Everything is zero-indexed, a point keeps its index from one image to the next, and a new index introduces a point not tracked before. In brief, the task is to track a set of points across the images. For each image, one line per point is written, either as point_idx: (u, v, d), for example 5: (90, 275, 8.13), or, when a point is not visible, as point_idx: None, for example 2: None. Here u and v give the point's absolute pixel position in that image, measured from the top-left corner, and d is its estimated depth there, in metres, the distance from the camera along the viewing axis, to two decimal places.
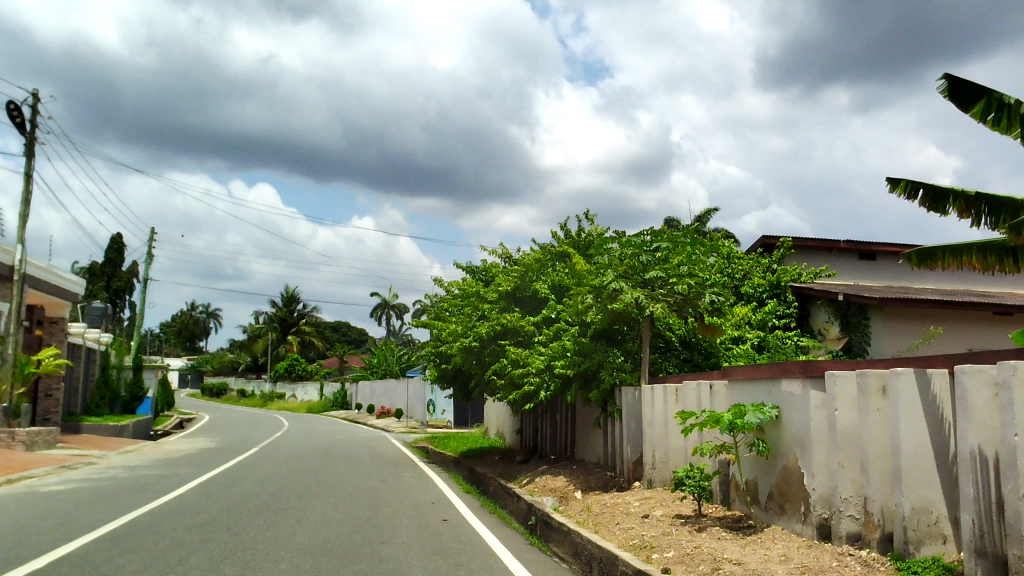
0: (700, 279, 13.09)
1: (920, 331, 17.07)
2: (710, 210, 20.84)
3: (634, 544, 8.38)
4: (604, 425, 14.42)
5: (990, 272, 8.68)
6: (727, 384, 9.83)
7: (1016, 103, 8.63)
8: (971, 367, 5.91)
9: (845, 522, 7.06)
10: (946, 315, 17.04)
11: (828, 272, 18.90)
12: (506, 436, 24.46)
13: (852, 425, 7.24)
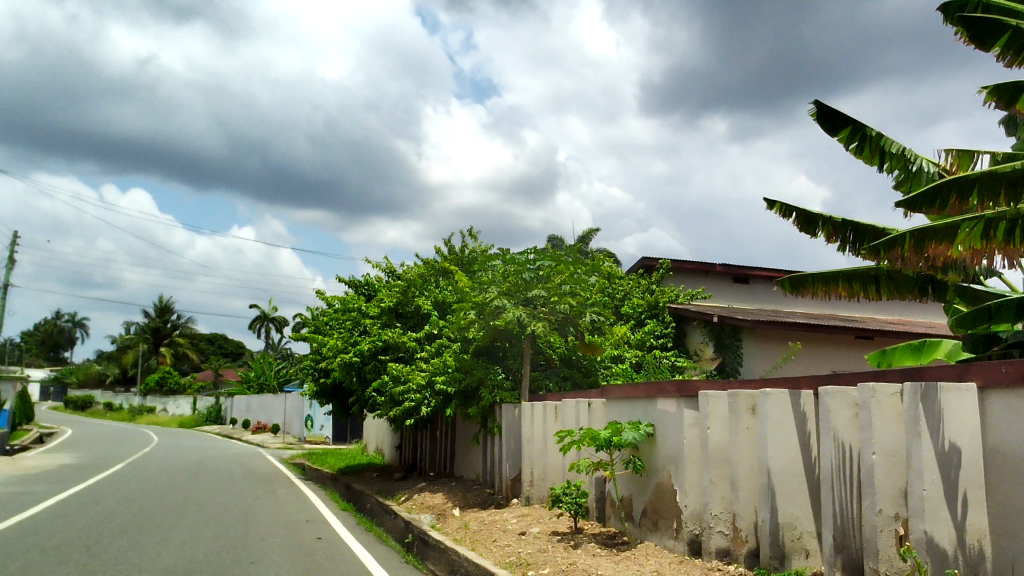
0: (581, 299, 13.31)
1: (783, 348, 17.48)
2: (592, 231, 21.17)
3: (510, 561, 8.39)
4: (483, 441, 14.47)
5: (855, 299, 8.96)
6: (605, 402, 10.00)
7: (879, 137, 8.91)
8: (834, 389, 6.20)
9: (715, 538, 7.25)
10: (806, 336, 17.64)
11: (703, 295, 19.47)
12: (385, 453, 24.23)
13: (722, 444, 7.45)
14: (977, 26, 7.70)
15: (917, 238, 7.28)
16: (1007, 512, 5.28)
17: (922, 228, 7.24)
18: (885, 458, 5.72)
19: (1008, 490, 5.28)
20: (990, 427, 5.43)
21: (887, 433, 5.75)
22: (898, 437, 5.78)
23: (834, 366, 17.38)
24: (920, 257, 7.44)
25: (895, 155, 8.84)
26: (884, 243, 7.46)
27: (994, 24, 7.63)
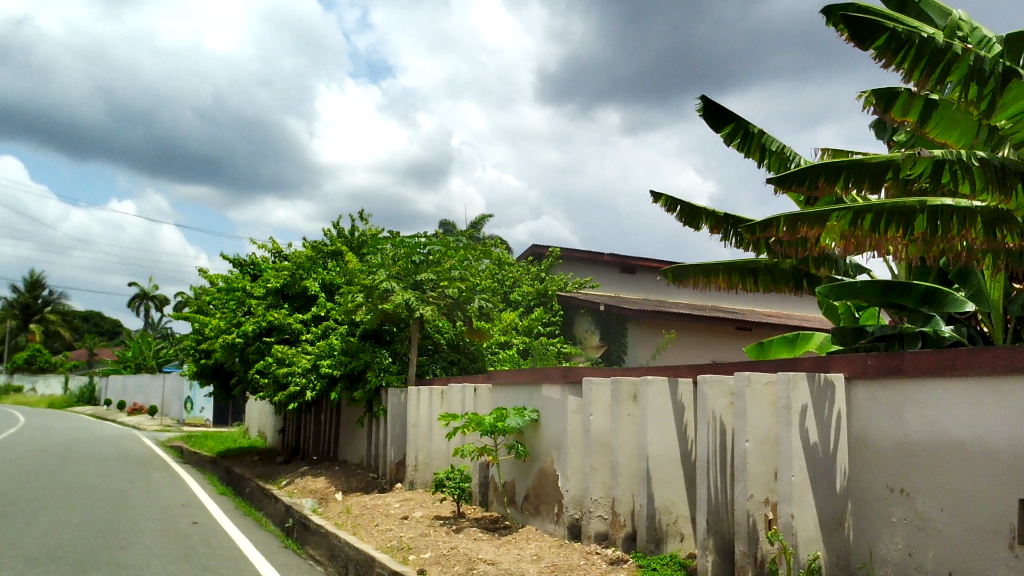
0: (470, 285, 13.38)
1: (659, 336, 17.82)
2: (487, 216, 21.28)
3: (392, 546, 8.34)
4: (368, 425, 14.39)
5: (735, 291, 9.10)
6: (491, 388, 10.07)
7: (759, 134, 8.99)
8: (711, 378, 6.39)
9: (594, 522, 7.40)
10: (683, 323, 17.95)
11: (591, 284, 19.76)
12: (268, 436, 23.78)
13: (604, 431, 7.58)
14: (854, 21, 5.85)
15: (788, 221, 6.23)
16: (869, 497, 5.57)
17: (796, 211, 6.19)
18: (758, 445, 5.91)
19: (870, 474, 5.59)
20: (856, 415, 5.74)
21: (759, 422, 5.94)
22: (770, 425, 5.99)
23: (708, 355, 17.79)
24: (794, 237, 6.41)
25: (775, 154, 8.81)
26: (756, 223, 6.38)
27: (877, 22, 5.79)
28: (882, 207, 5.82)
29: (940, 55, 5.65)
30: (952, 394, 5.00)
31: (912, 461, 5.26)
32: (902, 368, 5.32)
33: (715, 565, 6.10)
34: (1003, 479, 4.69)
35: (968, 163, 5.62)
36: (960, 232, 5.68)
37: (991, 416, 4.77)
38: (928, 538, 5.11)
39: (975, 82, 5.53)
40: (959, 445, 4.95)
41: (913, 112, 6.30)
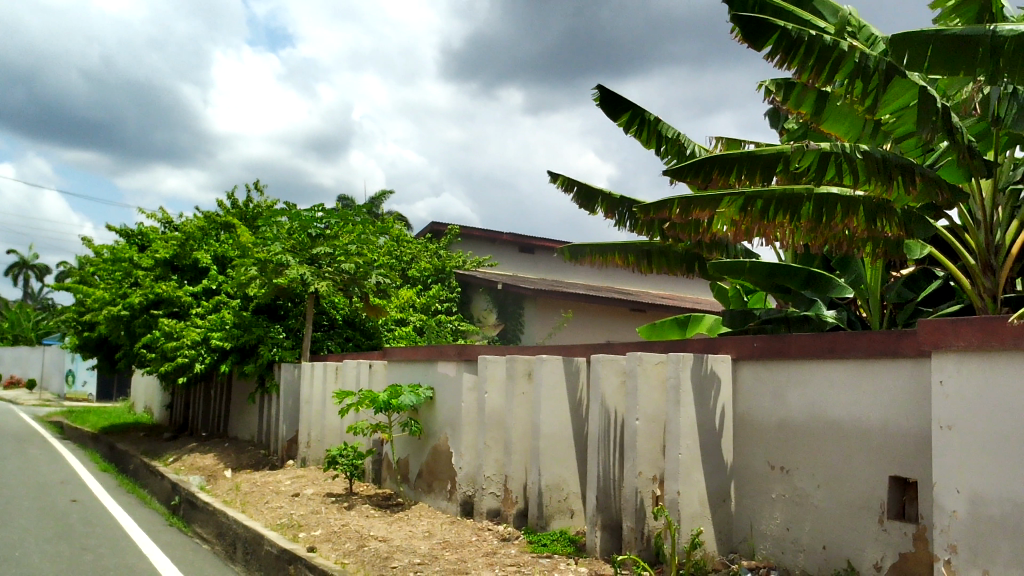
0: (368, 260, 13.25)
1: (557, 318, 17.14)
2: (386, 191, 21.09)
3: (282, 523, 8.22)
4: (259, 400, 14.14)
5: (630, 271, 9.02)
6: (387, 364, 10.02)
7: (657, 120, 8.62)
8: (604, 357, 6.49)
9: (487, 499, 7.46)
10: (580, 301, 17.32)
11: (490, 262, 19.50)
12: (155, 412, 23.09)
13: (498, 409, 7.62)
14: (744, 21, 5.55)
15: (682, 203, 6.26)
16: (751, 474, 5.78)
17: (690, 194, 6.22)
18: (647, 423, 6.04)
19: (753, 453, 5.79)
20: (741, 396, 5.94)
21: (648, 401, 6.06)
22: (659, 404, 6.13)
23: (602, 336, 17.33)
24: (687, 221, 6.44)
25: (671, 141, 8.65)
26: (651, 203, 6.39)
27: (767, 20, 5.52)
28: (772, 194, 5.99)
29: (827, 52, 5.41)
30: (831, 376, 5.22)
31: (793, 440, 5.47)
32: (786, 350, 5.52)
33: (604, 541, 6.23)
34: (874, 457, 4.93)
35: (851, 155, 5.79)
36: (842, 220, 5.92)
37: (866, 397, 4.99)
38: (805, 515, 5.33)
39: (860, 77, 5.38)
40: (836, 424, 5.18)
41: (807, 104, 6.16)
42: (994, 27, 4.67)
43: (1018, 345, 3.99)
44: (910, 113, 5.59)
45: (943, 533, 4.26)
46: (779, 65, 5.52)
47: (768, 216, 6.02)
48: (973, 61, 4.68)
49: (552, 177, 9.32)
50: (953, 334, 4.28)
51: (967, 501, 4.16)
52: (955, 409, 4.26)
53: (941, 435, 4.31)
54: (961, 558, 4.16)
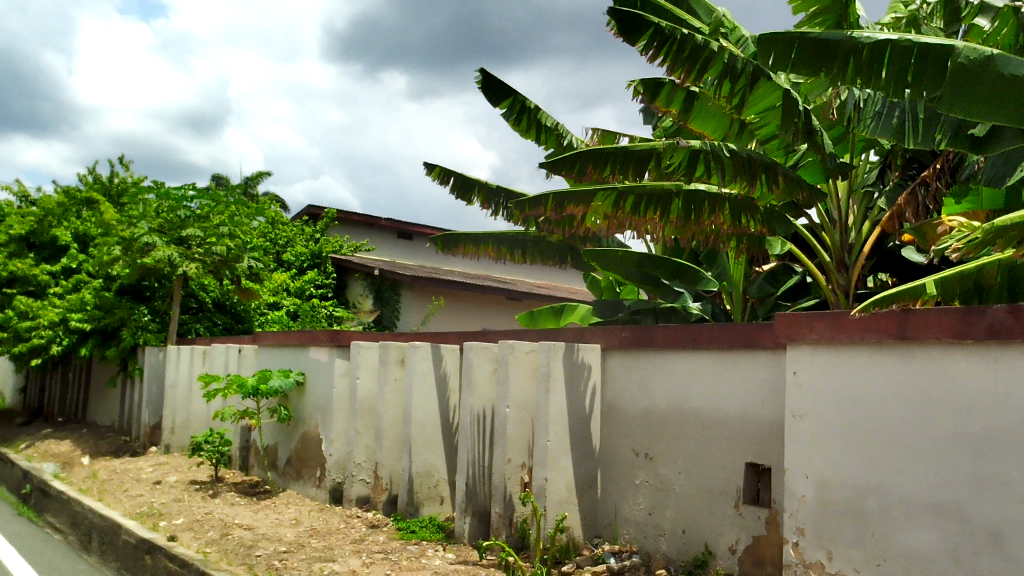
0: (240, 243, 12.89)
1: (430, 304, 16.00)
2: (262, 172, 20.52)
3: (141, 512, 7.93)
4: (122, 384, 13.62)
5: (503, 261, 8.94)
6: (256, 349, 9.78)
7: (536, 109, 8.68)
8: (477, 345, 6.53)
9: (356, 486, 7.39)
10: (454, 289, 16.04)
11: (368, 248, 17.72)
12: (7, 396, 21.93)
13: (370, 395, 7.56)
14: (620, 15, 5.60)
15: (556, 199, 6.36)
16: (616, 461, 5.92)
17: (563, 190, 6.33)
18: (517, 411, 6.11)
19: (618, 440, 5.93)
20: (609, 384, 6.07)
21: (519, 388, 6.13)
22: (530, 393, 6.21)
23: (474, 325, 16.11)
24: (561, 216, 6.55)
25: (549, 130, 8.68)
26: (526, 200, 6.51)
27: (642, 16, 5.59)
28: (643, 190, 6.09)
29: (698, 51, 5.54)
30: (695, 365, 5.39)
31: (656, 428, 5.64)
32: (652, 341, 5.67)
33: (472, 527, 6.28)
34: (732, 444, 5.13)
35: (720, 153, 6.03)
36: (710, 217, 6.13)
37: (726, 386, 5.19)
38: (667, 500, 5.51)
39: (728, 78, 5.58)
40: (698, 413, 5.35)
41: (677, 102, 6.30)
42: (855, 35, 4.84)
43: (865, 338, 4.22)
44: (774, 114, 5.77)
45: (792, 516, 4.48)
46: (651, 61, 5.62)
47: (639, 212, 6.17)
48: (833, 65, 4.84)
49: (428, 168, 9.29)
50: (807, 328, 4.48)
51: (814, 487, 4.38)
52: (806, 399, 4.48)
53: (794, 424, 4.52)
54: (807, 541, 4.39)
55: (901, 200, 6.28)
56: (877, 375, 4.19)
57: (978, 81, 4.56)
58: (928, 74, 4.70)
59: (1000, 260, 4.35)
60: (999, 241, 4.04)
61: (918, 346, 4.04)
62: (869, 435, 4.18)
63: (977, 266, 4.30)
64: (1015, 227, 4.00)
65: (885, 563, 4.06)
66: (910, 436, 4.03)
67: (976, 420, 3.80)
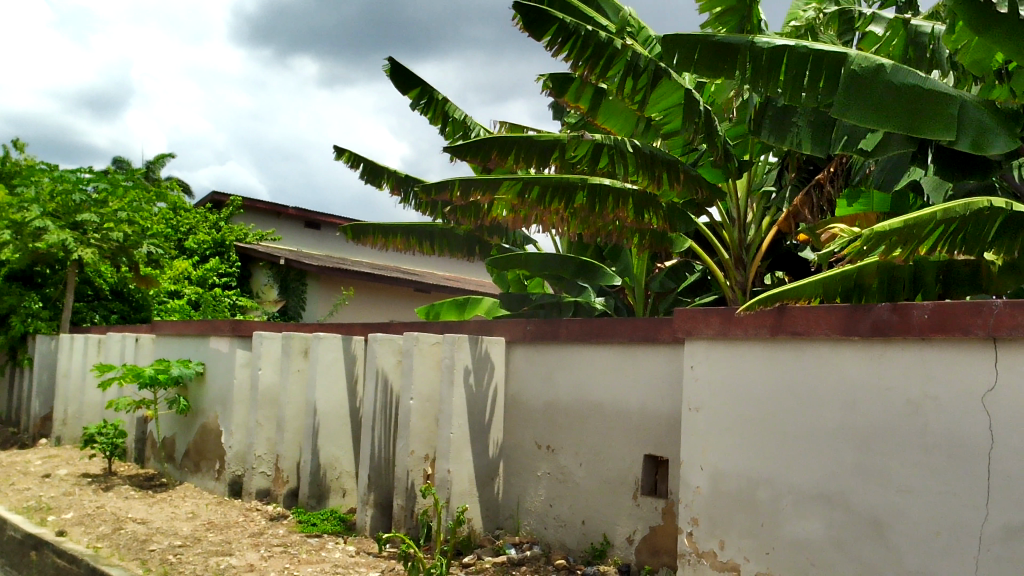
0: (139, 229, 12.56)
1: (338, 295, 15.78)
2: (164, 156, 19.90)
3: (28, 506, 7.63)
4: (11, 374, 13.10)
5: (410, 252, 8.81)
6: (155, 338, 9.52)
7: (444, 99, 8.67)
8: (382, 336, 6.51)
9: (257, 479, 7.27)
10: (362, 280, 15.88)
11: (274, 237, 17.18)
12: None
13: (272, 386, 7.45)
14: (525, 9, 5.57)
15: (462, 185, 6.39)
16: (519, 453, 5.97)
17: (469, 177, 6.36)
18: (420, 403, 6.10)
19: (521, 433, 5.99)
20: (512, 377, 6.12)
21: (424, 380, 6.13)
22: (434, 385, 6.21)
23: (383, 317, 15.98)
24: (467, 203, 6.59)
25: (457, 121, 8.68)
26: (432, 184, 6.50)
27: (546, 10, 5.57)
28: (548, 181, 6.14)
29: (602, 48, 5.62)
30: (597, 359, 5.48)
31: (559, 420, 5.71)
32: (555, 334, 5.73)
33: (374, 519, 6.25)
34: (631, 436, 5.23)
35: (624, 148, 6.10)
36: (613, 210, 6.21)
37: (626, 379, 5.29)
38: (567, 492, 5.59)
39: (631, 75, 5.68)
40: (599, 405, 5.45)
41: (585, 99, 6.32)
42: (756, 39, 4.94)
43: (759, 334, 4.35)
44: (677, 112, 5.87)
45: (686, 507, 4.59)
46: (556, 56, 5.63)
47: (544, 203, 6.21)
48: (735, 66, 4.95)
49: (339, 153, 9.16)
50: (703, 322, 4.60)
51: (709, 477, 4.50)
52: (702, 391, 4.60)
53: (690, 416, 4.63)
54: (701, 530, 4.51)
55: (797, 200, 6.50)
56: (770, 369, 4.33)
57: (868, 86, 4.80)
58: (822, 83, 4.88)
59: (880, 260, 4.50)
60: (882, 247, 4.16)
61: (810, 342, 4.19)
62: (762, 428, 4.31)
63: (860, 267, 4.44)
64: (893, 233, 4.12)
65: (773, 551, 4.20)
66: (800, 429, 4.17)
67: (861, 413, 3.97)
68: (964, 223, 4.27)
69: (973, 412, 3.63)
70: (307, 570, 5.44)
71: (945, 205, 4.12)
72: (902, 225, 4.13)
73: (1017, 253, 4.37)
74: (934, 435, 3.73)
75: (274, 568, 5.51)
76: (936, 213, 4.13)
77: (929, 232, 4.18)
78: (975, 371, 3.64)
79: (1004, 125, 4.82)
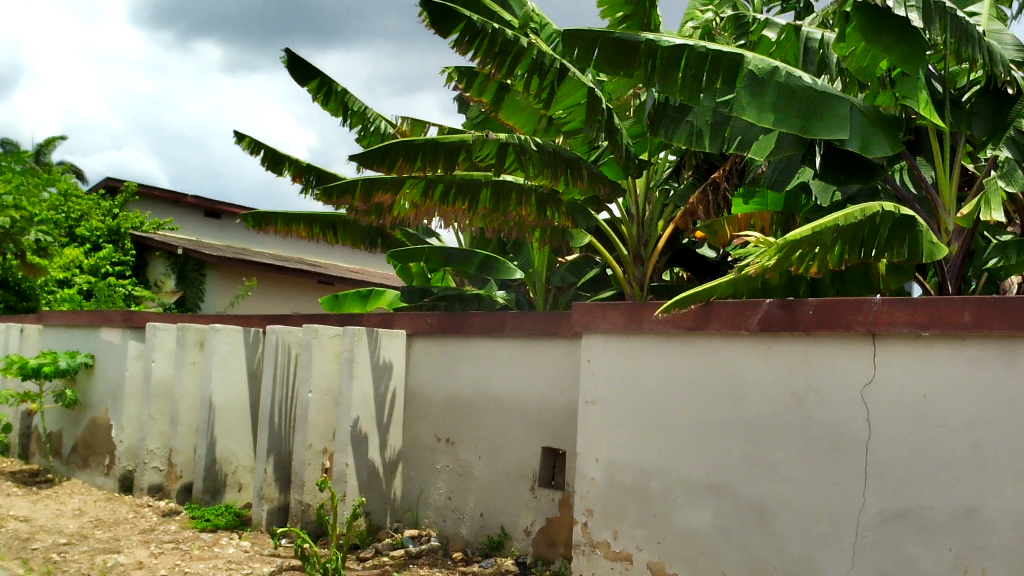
0: (26, 215, 12.04)
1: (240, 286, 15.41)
2: (56, 139, 19.12)
3: None
4: None
5: (313, 242, 8.62)
6: (41, 329, 9.15)
7: (344, 91, 8.52)
8: (280, 328, 6.42)
9: (148, 474, 7.09)
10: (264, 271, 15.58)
11: (172, 226, 16.69)
12: None
13: (165, 380, 7.25)
14: (432, 7, 5.56)
15: (364, 187, 6.24)
16: (418, 446, 5.97)
17: (372, 177, 6.25)
18: (319, 396, 6.04)
19: (421, 426, 5.98)
20: (413, 370, 6.11)
21: (322, 373, 6.06)
22: (333, 377, 6.15)
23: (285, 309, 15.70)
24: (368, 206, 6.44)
25: (359, 113, 8.59)
26: (334, 187, 6.28)
27: (453, 8, 5.56)
28: (452, 180, 6.23)
29: (509, 46, 5.62)
30: (497, 352, 5.52)
31: (459, 414, 5.72)
32: (456, 328, 5.73)
33: (270, 514, 6.16)
34: (530, 429, 5.28)
35: (526, 147, 6.11)
36: (517, 208, 6.28)
37: (526, 373, 5.34)
38: (466, 485, 5.61)
39: (536, 74, 5.70)
40: (499, 399, 5.48)
41: (488, 94, 6.31)
42: (653, 38, 5.00)
43: (654, 328, 4.44)
44: (579, 109, 6.01)
45: (582, 498, 4.66)
46: (463, 53, 5.64)
47: (447, 201, 6.23)
48: (635, 66, 4.98)
49: (240, 141, 8.97)
50: (600, 317, 4.67)
51: (603, 469, 4.59)
52: (598, 385, 4.67)
53: (586, 409, 4.70)
54: (595, 521, 4.59)
55: (694, 198, 6.54)
56: (663, 364, 4.43)
57: (765, 89, 4.96)
58: (719, 80, 5.00)
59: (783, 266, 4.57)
60: (791, 254, 4.23)
61: (702, 336, 4.30)
62: (655, 421, 4.41)
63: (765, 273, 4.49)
64: (804, 240, 4.19)
65: (665, 541, 4.31)
66: (690, 422, 4.28)
67: (749, 406, 4.09)
68: (862, 229, 4.39)
69: (853, 405, 3.79)
70: (198, 567, 5.31)
71: (845, 211, 4.23)
72: (810, 232, 4.20)
73: (907, 255, 4.50)
74: (817, 426, 3.87)
75: (164, 565, 5.36)
76: (837, 220, 4.24)
77: (831, 240, 4.29)
78: (855, 366, 3.80)
79: (887, 133, 5.09)
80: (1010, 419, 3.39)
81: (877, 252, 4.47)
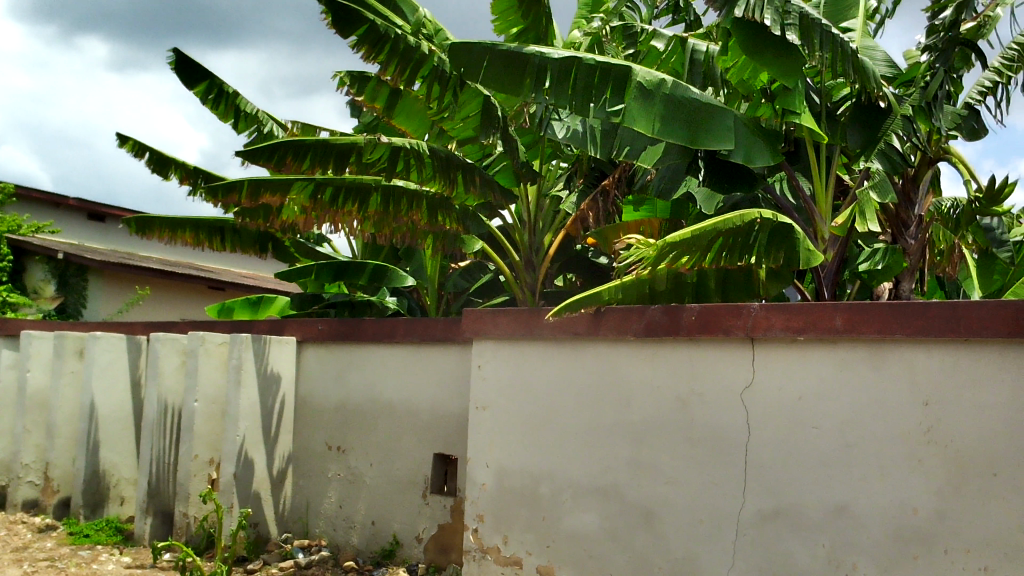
0: None
1: (127, 292, 14.89)
2: None
3: None
4: None
5: (198, 249, 8.37)
6: None
7: (235, 93, 8.35)
8: (164, 336, 6.22)
9: (23, 489, 6.77)
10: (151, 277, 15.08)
11: (53, 229, 15.99)
12: None
13: (42, 390, 6.94)
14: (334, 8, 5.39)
15: (251, 186, 6.14)
16: (309, 454, 5.87)
17: (259, 177, 6.12)
18: (206, 405, 5.88)
19: (311, 434, 5.88)
20: (303, 377, 6.01)
21: (209, 380, 5.91)
22: (220, 385, 6.00)
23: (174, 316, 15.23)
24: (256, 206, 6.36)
25: (250, 116, 8.43)
26: (218, 186, 6.11)
27: (357, 10, 5.45)
28: (341, 183, 6.08)
29: (410, 53, 5.63)
30: (389, 358, 5.48)
31: (350, 421, 5.65)
32: (347, 335, 5.68)
33: (153, 527, 5.97)
34: (422, 435, 5.26)
35: (420, 151, 6.14)
36: (407, 212, 6.23)
37: (418, 378, 5.32)
38: (357, 493, 5.55)
39: (437, 82, 5.73)
40: (390, 406, 5.45)
41: (381, 98, 6.31)
42: (543, 52, 5.09)
43: (544, 334, 4.49)
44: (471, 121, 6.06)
45: (472, 503, 4.67)
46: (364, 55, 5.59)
47: (336, 205, 6.14)
48: (522, 82, 5.10)
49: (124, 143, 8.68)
50: (491, 323, 4.70)
51: (494, 474, 4.60)
52: (489, 391, 4.69)
53: (477, 415, 4.71)
54: (486, 526, 4.60)
55: (585, 204, 6.63)
56: (552, 368, 4.48)
57: (653, 99, 5.04)
58: (608, 91, 5.07)
59: (668, 270, 4.70)
60: (671, 255, 4.38)
61: (590, 342, 4.36)
62: (545, 426, 4.45)
63: (651, 276, 4.62)
64: (680, 242, 4.33)
65: (554, 544, 4.35)
66: (579, 426, 4.34)
67: (636, 410, 4.17)
68: (740, 232, 4.55)
69: (733, 407, 3.91)
70: None
71: (721, 216, 4.37)
72: (688, 236, 4.35)
73: (784, 261, 4.67)
74: (699, 428, 3.98)
75: None
76: (714, 224, 4.38)
77: (709, 242, 4.45)
78: (735, 370, 3.92)
79: (767, 143, 5.28)
80: (878, 419, 3.55)
81: (757, 257, 4.64)
